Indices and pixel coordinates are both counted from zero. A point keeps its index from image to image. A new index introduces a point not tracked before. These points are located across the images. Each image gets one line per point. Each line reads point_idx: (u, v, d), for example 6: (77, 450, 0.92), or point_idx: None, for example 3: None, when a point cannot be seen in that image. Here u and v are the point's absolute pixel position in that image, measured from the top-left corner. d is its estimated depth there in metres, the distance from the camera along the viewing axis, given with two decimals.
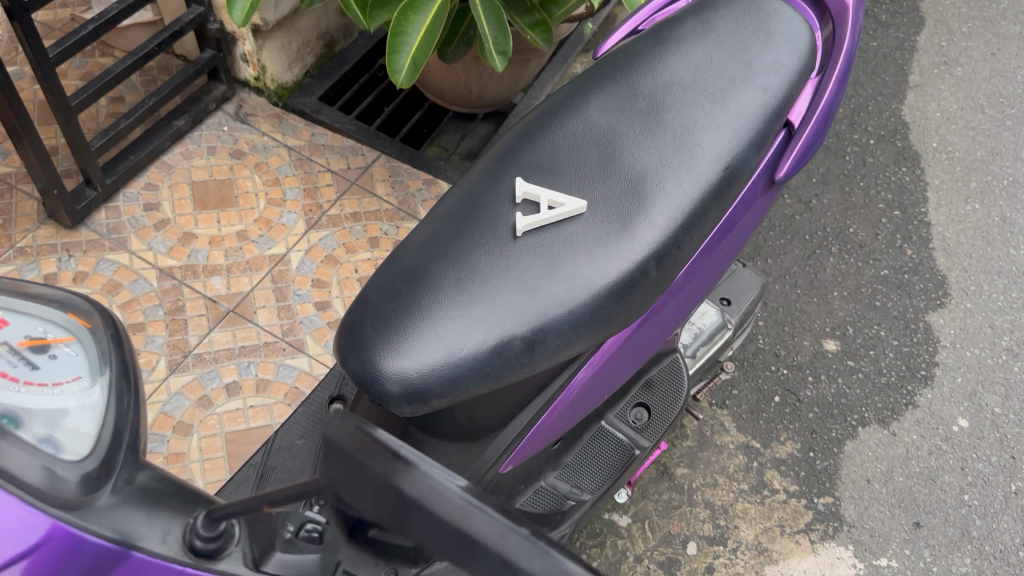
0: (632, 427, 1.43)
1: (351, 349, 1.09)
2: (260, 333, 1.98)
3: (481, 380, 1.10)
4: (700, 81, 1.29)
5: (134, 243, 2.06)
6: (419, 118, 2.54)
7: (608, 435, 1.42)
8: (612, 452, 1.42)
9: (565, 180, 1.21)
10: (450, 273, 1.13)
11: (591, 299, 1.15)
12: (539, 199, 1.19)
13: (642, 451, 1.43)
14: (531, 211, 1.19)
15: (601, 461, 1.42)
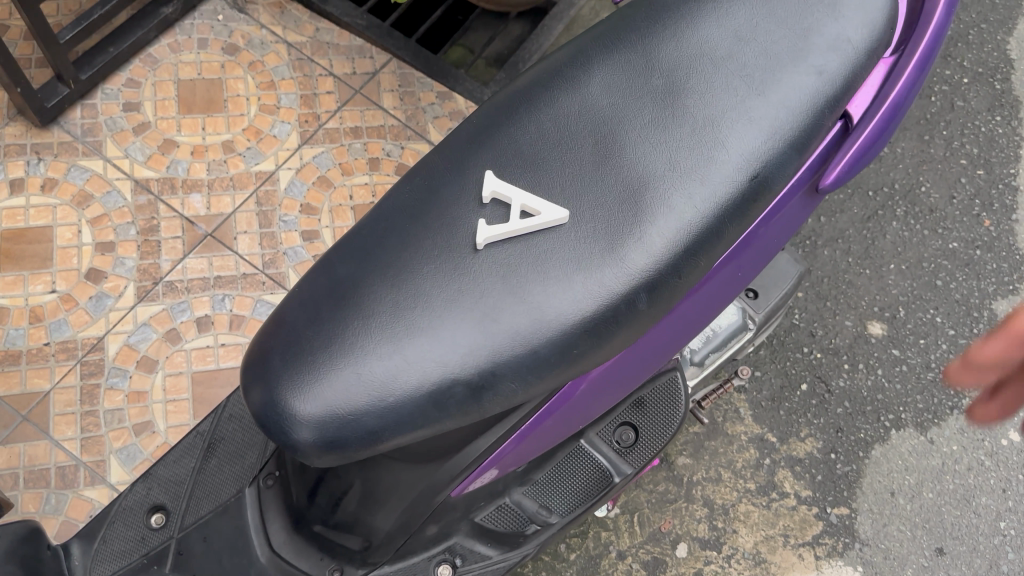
0: (615, 449, 1.25)
1: (259, 380, 0.90)
2: (239, 263, 1.81)
3: (411, 430, 0.91)
4: (737, 55, 1.01)
5: (110, 149, 1.87)
6: (442, 13, 2.24)
7: (585, 455, 1.24)
8: (588, 474, 1.24)
9: (547, 178, 0.97)
10: (388, 294, 0.91)
11: (560, 335, 0.93)
12: (511, 204, 0.95)
13: (622, 479, 1.24)
14: (500, 219, 0.96)
15: (575, 483, 1.24)
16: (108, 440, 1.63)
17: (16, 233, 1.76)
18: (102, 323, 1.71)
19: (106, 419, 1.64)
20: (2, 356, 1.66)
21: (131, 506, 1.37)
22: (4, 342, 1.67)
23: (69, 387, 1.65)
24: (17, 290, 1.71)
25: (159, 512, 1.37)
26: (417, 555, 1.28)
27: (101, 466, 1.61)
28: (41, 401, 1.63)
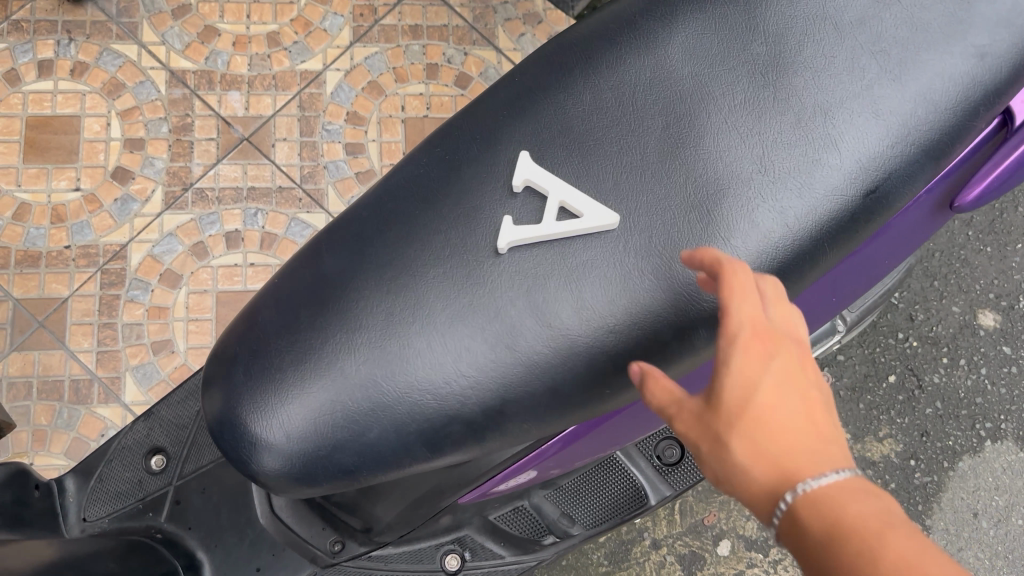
0: (654, 467, 1.15)
1: (219, 390, 0.75)
2: (275, 174, 1.64)
3: (393, 468, 0.74)
4: (872, 23, 0.76)
5: (145, 33, 1.70)
6: None
7: (620, 467, 1.15)
8: (620, 489, 1.14)
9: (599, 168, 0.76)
10: (381, 303, 0.74)
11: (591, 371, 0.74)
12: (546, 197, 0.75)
13: (656, 501, 1.14)
14: (531, 219, 0.75)
15: (604, 496, 1.14)
16: (125, 357, 1.54)
17: (41, 122, 1.63)
18: (126, 229, 1.59)
19: (124, 334, 1.55)
20: (21, 257, 1.56)
21: (131, 446, 1.28)
22: (24, 242, 1.57)
23: (88, 296, 1.55)
24: (40, 184, 1.60)
25: (159, 455, 1.28)
26: (424, 540, 1.11)
27: (116, 384, 1.52)
28: (58, 308, 1.54)
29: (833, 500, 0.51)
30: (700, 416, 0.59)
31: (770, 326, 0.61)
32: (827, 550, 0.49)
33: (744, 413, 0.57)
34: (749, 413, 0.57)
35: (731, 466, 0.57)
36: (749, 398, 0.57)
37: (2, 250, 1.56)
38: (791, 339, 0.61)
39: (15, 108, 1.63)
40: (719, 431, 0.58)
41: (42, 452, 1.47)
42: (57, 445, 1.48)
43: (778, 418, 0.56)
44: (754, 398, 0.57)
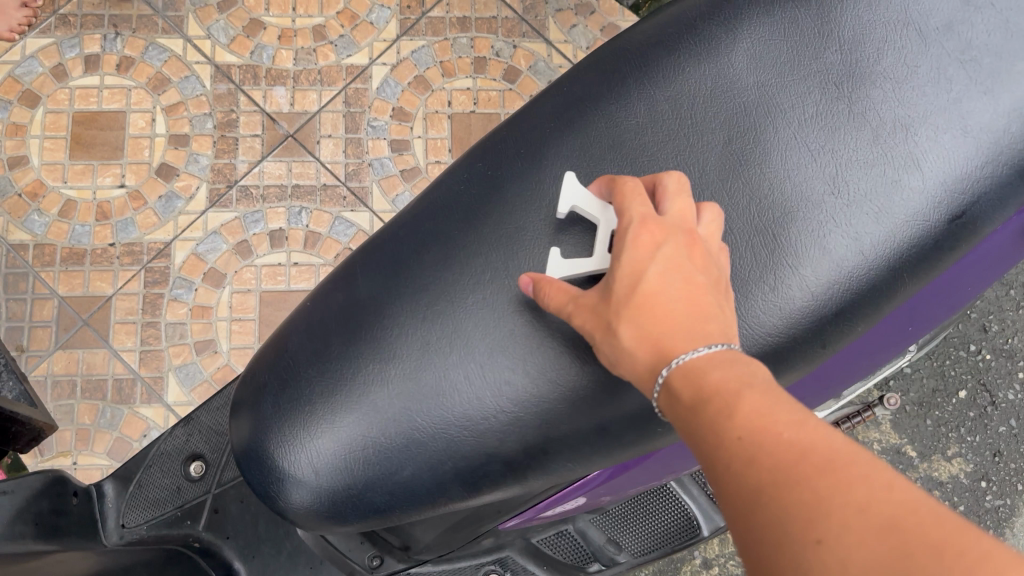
0: (709, 498, 1.09)
1: (246, 420, 0.71)
2: (320, 171, 1.61)
3: (426, 505, 0.70)
4: (961, 29, 0.68)
5: (191, 27, 1.67)
6: None
7: (674, 497, 1.09)
8: (673, 518, 1.09)
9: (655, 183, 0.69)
10: (417, 331, 0.68)
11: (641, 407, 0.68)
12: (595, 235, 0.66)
13: (710, 531, 1.09)
14: (579, 249, 0.69)
15: (655, 525, 1.09)
16: (168, 356, 1.52)
17: (87, 117, 1.62)
18: (170, 228, 1.57)
19: (167, 333, 1.53)
20: (66, 254, 1.55)
21: (169, 451, 1.27)
22: (69, 239, 1.56)
23: (132, 296, 1.54)
24: (85, 181, 1.59)
25: (197, 461, 1.26)
26: (464, 560, 1.06)
27: (159, 384, 1.51)
28: (102, 307, 1.53)
29: (700, 371, 0.52)
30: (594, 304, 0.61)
31: (662, 221, 0.62)
32: (694, 411, 0.50)
33: (632, 301, 0.58)
34: (635, 300, 0.58)
35: (620, 350, 0.58)
36: (636, 286, 0.59)
37: (48, 247, 1.56)
38: (681, 229, 0.62)
39: (62, 104, 1.62)
40: (609, 318, 0.59)
41: (85, 452, 1.47)
42: (100, 445, 1.48)
43: (662, 301, 0.57)
44: (640, 285, 0.59)
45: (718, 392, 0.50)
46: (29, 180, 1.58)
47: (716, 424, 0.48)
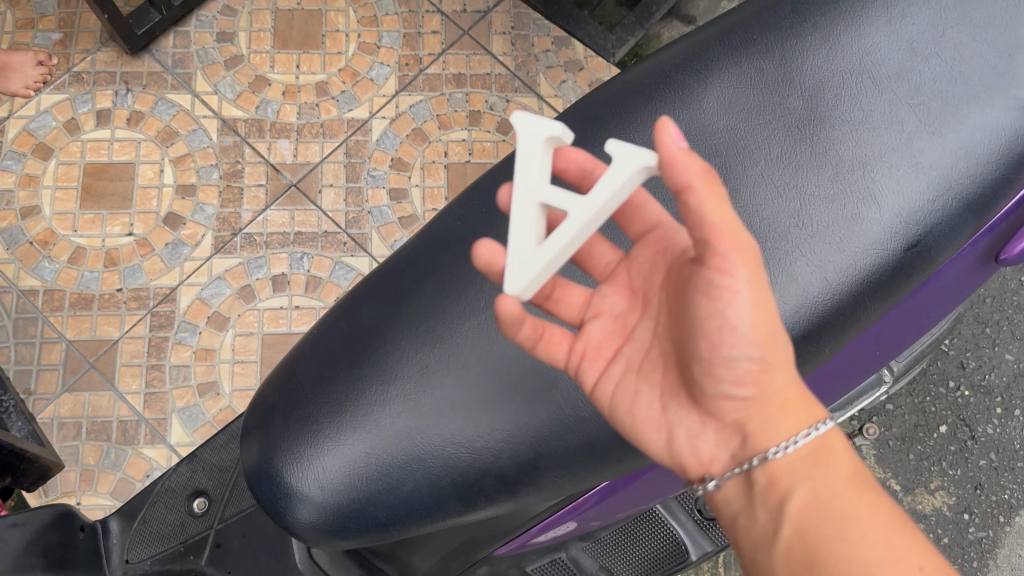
0: (696, 524, 1.14)
1: (256, 443, 0.75)
2: (321, 219, 1.67)
3: (427, 519, 0.74)
4: (909, 76, 0.75)
5: (199, 83, 1.75)
6: None
7: (663, 524, 1.13)
8: (662, 545, 1.13)
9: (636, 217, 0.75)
10: (417, 355, 0.73)
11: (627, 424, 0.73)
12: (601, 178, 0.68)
13: (698, 556, 1.13)
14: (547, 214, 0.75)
15: (646, 552, 1.12)
16: (172, 398, 1.57)
17: (98, 169, 1.68)
18: (176, 273, 1.63)
19: (171, 376, 1.58)
20: (74, 300, 1.61)
21: (173, 487, 1.31)
22: (78, 285, 1.62)
23: (138, 339, 1.59)
24: (95, 229, 1.65)
25: (200, 498, 1.28)
26: None
27: (162, 426, 1.55)
28: (109, 350, 1.58)
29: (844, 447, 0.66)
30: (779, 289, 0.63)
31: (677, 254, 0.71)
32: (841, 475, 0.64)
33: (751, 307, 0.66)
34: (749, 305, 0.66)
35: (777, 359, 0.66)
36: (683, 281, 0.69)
37: (57, 292, 1.61)
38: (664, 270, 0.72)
39: (74, 156, 1.69)
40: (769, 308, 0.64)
41: (89, 492, 1.50)
42: (103, 485, 1.51)
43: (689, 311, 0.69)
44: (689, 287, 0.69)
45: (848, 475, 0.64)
46: (41, 230, 1.64)
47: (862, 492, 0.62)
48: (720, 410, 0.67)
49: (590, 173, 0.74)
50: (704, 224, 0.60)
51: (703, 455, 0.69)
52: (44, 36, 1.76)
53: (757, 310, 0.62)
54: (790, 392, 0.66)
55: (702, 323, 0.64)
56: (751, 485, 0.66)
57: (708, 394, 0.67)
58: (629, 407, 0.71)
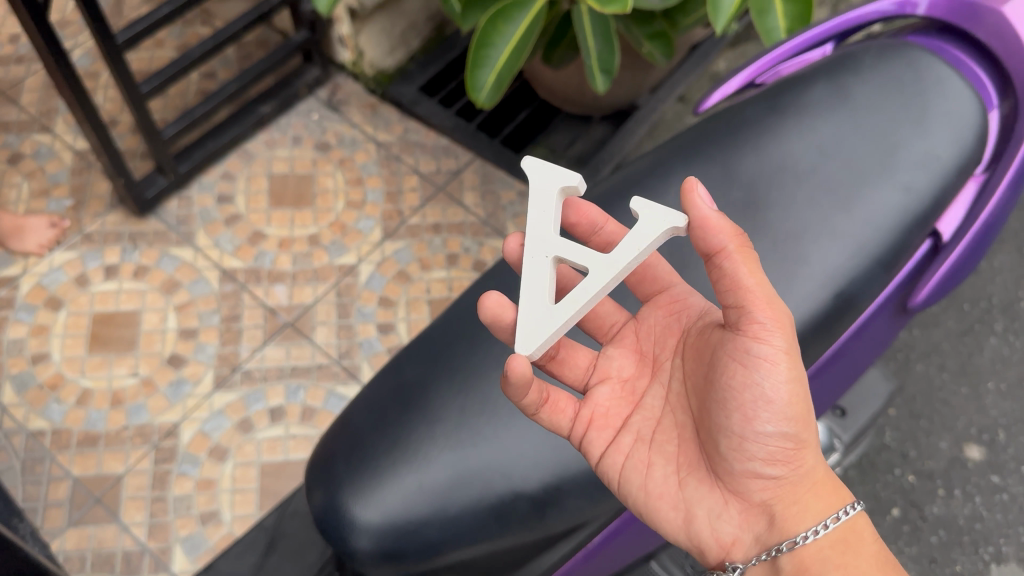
0: None
1: (321, 492, 0.90)
2: (315, 352, 1.83)
3: (471, 542, 0.87)
4: (820, 169, 0.98)
5: (201, 238, 1.94)
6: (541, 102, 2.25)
7: None
8: None
9: (648, 282, 1.07)
10: (454, 399, 0.90)
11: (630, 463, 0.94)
12: (627, 241, 0.91)
13: None
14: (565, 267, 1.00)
15: None
16: (175, 527, 1.63)
17: (106, 318, 1.82)
18: (179, 409, 1.73)
19: (174, 506, 1.65)
20: (80, 438, 1.69)
21: None
22: (85, 424, 1.70)
23: (142, 471, 1.67)
24: (102, 371, 1.76)
25: None
26: None
27: (166, 554, 1.60)
28: (113, 485, 1.65)
29: (870, 534, 0.90)
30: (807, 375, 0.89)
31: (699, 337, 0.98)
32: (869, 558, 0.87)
33: None
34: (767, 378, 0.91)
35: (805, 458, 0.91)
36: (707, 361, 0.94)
37: (64, 431, 1.69)
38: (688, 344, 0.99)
39: (83, 306, 1.83)
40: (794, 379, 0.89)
41: None
42: None
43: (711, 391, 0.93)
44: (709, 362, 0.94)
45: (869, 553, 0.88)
46: (50, 373, 1.75)
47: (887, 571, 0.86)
48: (750, 490, 0.90)
49: (601, 227, 0.99)
50: (744, 291, 0.85)
51: (728, 537, 0.91)
52: (58, 202, 1.95)
53: (787, 388, 0.87)
54: (817, 475, 0.90)
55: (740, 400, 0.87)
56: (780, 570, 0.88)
57: (739, 473, 0.89)
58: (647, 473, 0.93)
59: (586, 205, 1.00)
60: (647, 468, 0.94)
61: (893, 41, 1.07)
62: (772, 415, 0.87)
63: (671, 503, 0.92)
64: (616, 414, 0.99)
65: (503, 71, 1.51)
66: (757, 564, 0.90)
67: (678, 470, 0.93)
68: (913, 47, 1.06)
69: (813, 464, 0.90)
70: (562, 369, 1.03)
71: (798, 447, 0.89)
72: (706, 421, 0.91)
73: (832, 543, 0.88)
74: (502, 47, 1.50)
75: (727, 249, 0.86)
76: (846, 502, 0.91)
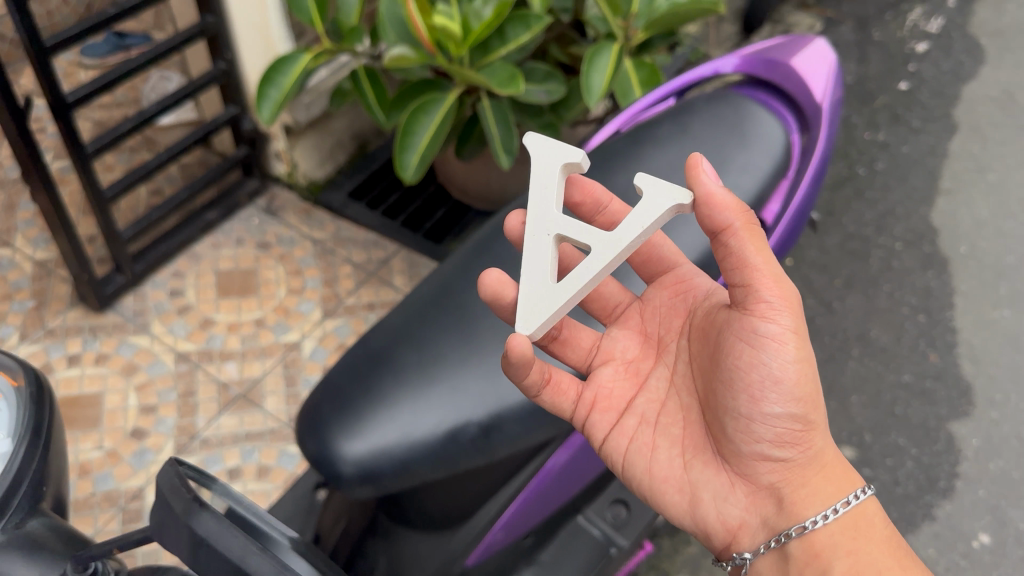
0: (610, 523, 1.42)
1: (311, 443, 1.12)
2: (267, 418, 2.01)
3: (433, 464, 1.12)
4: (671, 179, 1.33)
5: (156, 327, 2.14)
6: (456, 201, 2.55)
7: (584, 532, 1.41)
8: (588, 549, 1.39)
9: (654, 262, 1.35)
10: (411, 356, 1.17)
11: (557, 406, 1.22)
12: (633, 222, 1.18)
13: (619, 550, 1.38)
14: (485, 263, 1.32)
15: (576, 560, 1.38)
16: None
17: (70, 400, 1.98)
18: (144, 474, 1.88)
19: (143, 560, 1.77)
20: None
21: None
22: None
23: (109, 531, 1.79)
24: (68, 447, 1.91)
25: None
26: None
27: None
28: None
29: (879, 521, 1.08)
30: (815, 360, 1.09)
31: (704, 321, 1.23)
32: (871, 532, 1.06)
33: None
34: None
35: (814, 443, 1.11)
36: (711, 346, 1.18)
37: None
38: (697, 331, 1.23)
39: None
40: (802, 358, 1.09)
41: None
42: None
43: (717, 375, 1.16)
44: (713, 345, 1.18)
45: (876, 534, 1.07)
46: None
47: (887, 544, 1.05)
48: (759, 474, 1.11)
49: (607, 206, 1.28)
50: (750, 273, 1.06)
51: (733, 522, 1.12)
52: (20, 303, 2.14)
53: (794, 373, 1.07)
54: (824, 457, 1.11)
55: (749, 383, 1.08)
56: (790, 554, 1.07)
57: (748, 455, 1.11)
58: (650, 452, 1.18)
59: (594, 186, 1.28)
60: (652, 451, 1.18)
61: (721, 93, 1.46)
62: (778, 396, 1.07)
63: (677, 488, 1.15)
64: (622, 396, 1.24)
65: (425, 150, 1.82)
66: (765, 551, 1.09)
67: (684, 454, 1.16)
68: (734, 95, 1.44)
69: (820, 447, 1.10)
70: (563, 346, 1.29)
71: (802, 431, 1.09)
72: (721, 407, 1.12)
73: (840, 528, 1.06)
74: (424, 133, 1.83)
75: (734, 227, 1.07)
76: (858, 489, 1.10)
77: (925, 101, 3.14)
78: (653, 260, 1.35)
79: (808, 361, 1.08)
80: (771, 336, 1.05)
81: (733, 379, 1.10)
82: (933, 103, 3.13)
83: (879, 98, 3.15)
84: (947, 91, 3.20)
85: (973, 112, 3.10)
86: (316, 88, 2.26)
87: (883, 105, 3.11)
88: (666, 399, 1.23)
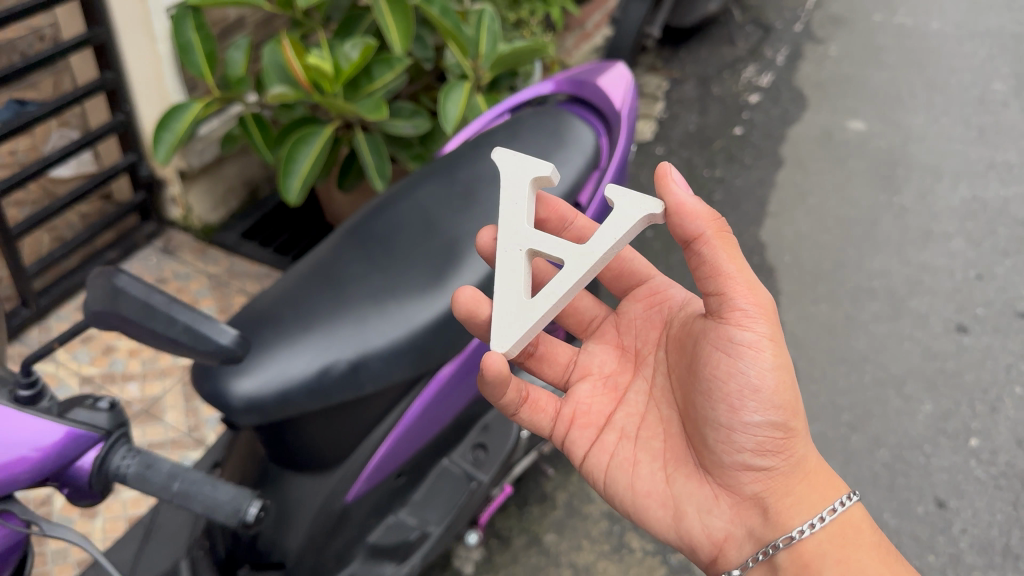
0: (471, 463, 1.73)
1: (208, 388, 1.31)
2: (167, 429, 2.17)
3: (309, 396, 1.33)
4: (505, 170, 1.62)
5: (60, 354, 2.30)
6: None
7: (449, 472, 1.71)
8: (452, 486, 1.69)
9: (627, 278, 1.63)
10: (290, 316, 1.39)
11: (421, 350, 1.45)
12: (604, 236, 1.36)
13: (479, 482, 1.70)
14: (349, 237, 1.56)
15: (443, 499, 1.68)
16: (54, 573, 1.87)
17: None
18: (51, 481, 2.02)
19: (52, 557, 1.89)
20: None
21: None
22: None
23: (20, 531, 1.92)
24: None
25: None
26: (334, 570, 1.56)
27: None
28: None
29: (862, 524, 1.25)
30: (790, 369, 1.24)
31: (679, 334, 1.43)
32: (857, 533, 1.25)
33: None
34: None
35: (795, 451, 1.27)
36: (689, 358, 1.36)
37: None
38: (675, 342, 1.43)
39: None
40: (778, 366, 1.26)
41: None
42: None
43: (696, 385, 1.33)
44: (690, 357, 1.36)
45: (861, 534, 1.25)
46: None
47: (871, 542, 1.24)
48: (743, 484, 1.27)
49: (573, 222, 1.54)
50: (718, 283, 1.23)
51: (718, 534, 1.29)
52: None
53: (767, 382, 1.23)
54: (806, 464, 1.27)
55: (728, 392, 1.24)
56: (778, 563, 1.23)
57: (730, 465, 1.27)
58: (630, 462, 1.37)
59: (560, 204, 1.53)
60: (635, 465, 1.36)
61: (543, 108, 1.79)
62: (756, 405, 1.23)
63: (661, 503, 1.33)
64: (602, 410, 1.44)
65: (305, 175, 2.09)
66: (754, 563, 1.25)
67: (666, 468, 1.35)
68: (553, 108, 1.78)
69: (800, 456, 1.26)
70: (539, 362, 1.53)
71: (784, 439, 1.25)
72: (704, 420, 1.29)
73: (826, 536, 1.23)
74: (305, 158, 2.10)
75: (705, 236, 1.24)
76: (844, 496, 1.27)
77: (756, 142, 3.61)
78: (625, 274, 1.63)
79: (784, 368, 1.24)
80: (748, 345, 1.21)
81: (714, 390, 1.26)
82: (763, 143, 3.60)
83: (718, 141, 3.60)
84: (776, 132, 3.69)
85: (797, 149, 3.58)
86: (208, 137, 2.51)
87: (721, 146, 3.56)
88: (645, 412, 1.42)
